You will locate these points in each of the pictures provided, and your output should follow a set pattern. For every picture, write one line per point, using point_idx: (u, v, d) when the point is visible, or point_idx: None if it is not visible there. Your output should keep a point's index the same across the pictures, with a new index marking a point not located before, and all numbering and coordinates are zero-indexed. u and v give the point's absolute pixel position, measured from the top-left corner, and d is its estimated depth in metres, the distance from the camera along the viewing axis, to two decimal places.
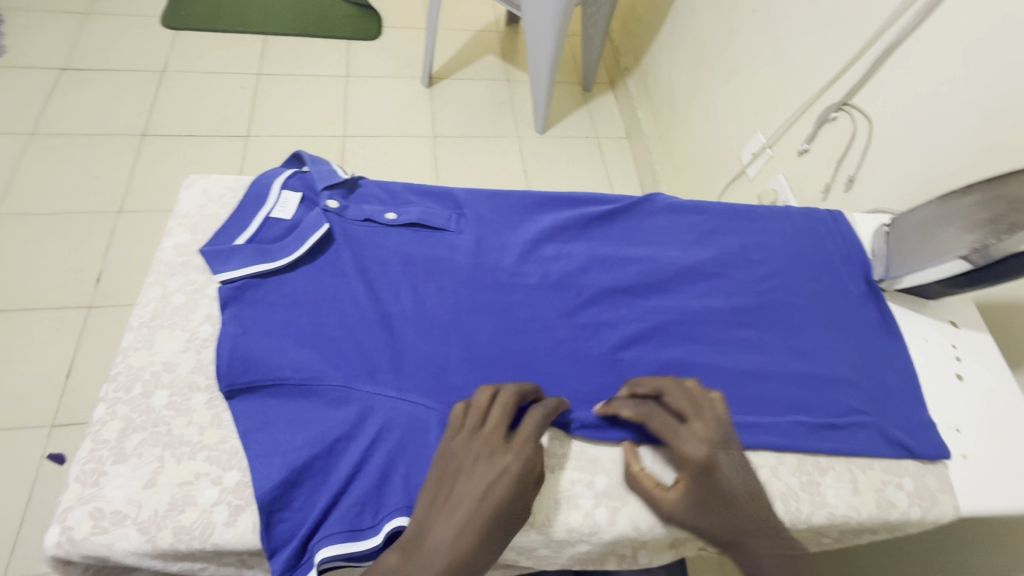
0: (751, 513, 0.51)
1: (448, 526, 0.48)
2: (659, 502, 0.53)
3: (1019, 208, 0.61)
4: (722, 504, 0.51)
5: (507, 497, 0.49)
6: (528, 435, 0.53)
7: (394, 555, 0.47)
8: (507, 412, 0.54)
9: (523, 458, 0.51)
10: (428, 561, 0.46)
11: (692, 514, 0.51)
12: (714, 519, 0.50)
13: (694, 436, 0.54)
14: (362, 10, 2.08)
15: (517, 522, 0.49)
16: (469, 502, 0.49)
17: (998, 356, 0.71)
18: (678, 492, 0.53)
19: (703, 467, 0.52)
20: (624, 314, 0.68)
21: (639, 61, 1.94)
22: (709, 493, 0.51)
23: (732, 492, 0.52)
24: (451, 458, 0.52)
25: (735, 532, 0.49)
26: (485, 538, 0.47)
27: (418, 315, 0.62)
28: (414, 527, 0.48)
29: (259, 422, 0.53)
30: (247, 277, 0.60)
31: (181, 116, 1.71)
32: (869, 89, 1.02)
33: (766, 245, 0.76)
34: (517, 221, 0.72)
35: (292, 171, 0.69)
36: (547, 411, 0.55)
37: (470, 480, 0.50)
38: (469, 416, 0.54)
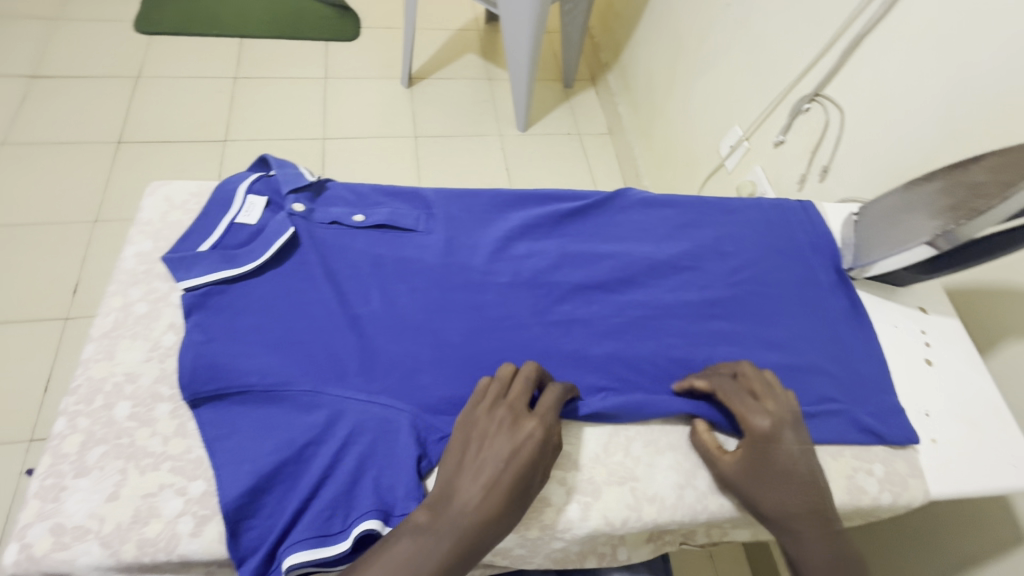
0: (804, 491, 0.53)
1: (474, 486, 0.49)
2: (715, 464, 0.57)
3: (978, 192, 0.61)
4: (778, 478, 0.54)
5: (530, 462, 0.51)
6: (550, 405, 0.55)
7: (423, 513, 0.49)
8: (528, 385, 0.57)
9: (545, 426, 0.53)
10: (455, 519, 0.48)
11: (744, 479, 0.55)
12: (765, 490, 0.54)
13: (763, 412, 0.56)
14: (339, 11, 2.06)
15: (535, 487, 0.51)
16: (494, 465, 0.50)
17: (966, 340, 0.72)
18: (735, 458, 0.56)
19: (767, 441, 0.55)
20: (597, 310, 0.68)
21: (618, 56, 1.94)
22: (766, 466, 0.54)
23: (791, 469, 0.54)
24: (475, 423, 0.54)
25: (781, 506, 0.53)
26: (509, 500, 0.49)
27: (388, 317, 0.62)
28: (440, 487, 0.50)
29: (226, 430, 0.52)
30: (211, 284, 0.59)
31: (157, 121, 1.69)
32: (840, 79, 1.02)
33: (738, 236, 0.77)
34: (487, 220, 0.72)
35: (258, 175, 0.69)
36: (565, 387, 0.58)
37: (494, 444, 0.52)
38: (499, 386, 0.56)
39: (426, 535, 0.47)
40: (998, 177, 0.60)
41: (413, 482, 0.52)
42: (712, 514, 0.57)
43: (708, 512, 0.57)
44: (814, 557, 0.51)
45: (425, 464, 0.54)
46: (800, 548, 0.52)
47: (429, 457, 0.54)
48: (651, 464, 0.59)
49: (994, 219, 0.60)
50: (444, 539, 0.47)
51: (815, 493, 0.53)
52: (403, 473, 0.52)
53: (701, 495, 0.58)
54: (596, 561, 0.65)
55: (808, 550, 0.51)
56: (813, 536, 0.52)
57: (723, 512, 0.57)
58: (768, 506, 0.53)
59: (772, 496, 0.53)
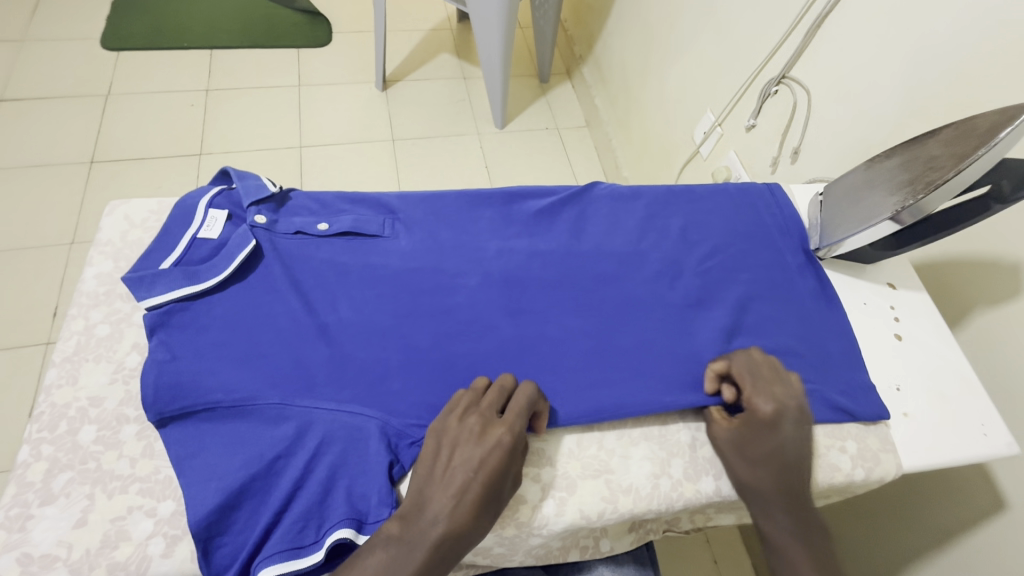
0: (785, 473, 0.56)
1: (445, 497, 0.49)
2: (713, 432, 0.60)
3: (934, 166, 0.62)
4: (762, 457, 0.56)
5: (499, 470, 0.51)
6: (518, 412, 0.55)
7: (395, 523, 0.49)
8: (501, 393, 0.57)
9: (514, 432, 0.53)
10: (426, 529, 0.48)
11: (733, 454, 0.57)
12: (746, 463, 0.57)
13: (768, 397, 0.58)
14: (310, 17, 2.04)
15: (506, 494, 0.52)
16: (463, 475, 0.50)
17: (934, 313, 0.73)
18: (731, 431, 0.58)
19: (764, 423, 0.57)
20: (568, 306, 0.67)
21: (592, 48, 1.94)
22: (754, 446, 0.56)
23: (778, 452, 0.56)
24: (446, 432, 0.53)
25: (757, 482, 0.56)
26: (479, 509, 0.49)
27: (355, 325, 0.62)
28: (412, 498, 0.50)
29: (193, 449, 0.52)
30: (173, 302, 0.59)
31: (130, 139, 1.67)
32: (805, 60, 1.02)
33: (705, 224, 0.77)
34: (454, 221, 0.72)
35: (219, 189, 0.68)
36: (537, 392, 0.58)
37: (464, 452, 0.52)
38: (472, 395, 0.56)
39: (399, 546, 0.47)
40: (953, 150, 0.61)
41: (385, 489, 0.52)
42: (688, 501, 0.57)
43: (684, 500, 0.57)
44: (778, 528, 0.54)
45: (397, 470, 0.54)
46: (767, 519, 0.55)
47: (401, 462, 0.54)
48: (625, 455, 0.59)
49: (951, 192, 0.61)
50: (416, 549, 0.47)
51: (795, 475, 0.56)
52: (374, 481, 0.52)
53: (677, 483, 0.58)
54: (578, 555, 0.65)
55: (773, 522, 0.55)
56: (782, 512, 0.55)
57: (699, 499, 0.58)
58: (745, 479, 0.57)
59: (750, 469, 0.56)
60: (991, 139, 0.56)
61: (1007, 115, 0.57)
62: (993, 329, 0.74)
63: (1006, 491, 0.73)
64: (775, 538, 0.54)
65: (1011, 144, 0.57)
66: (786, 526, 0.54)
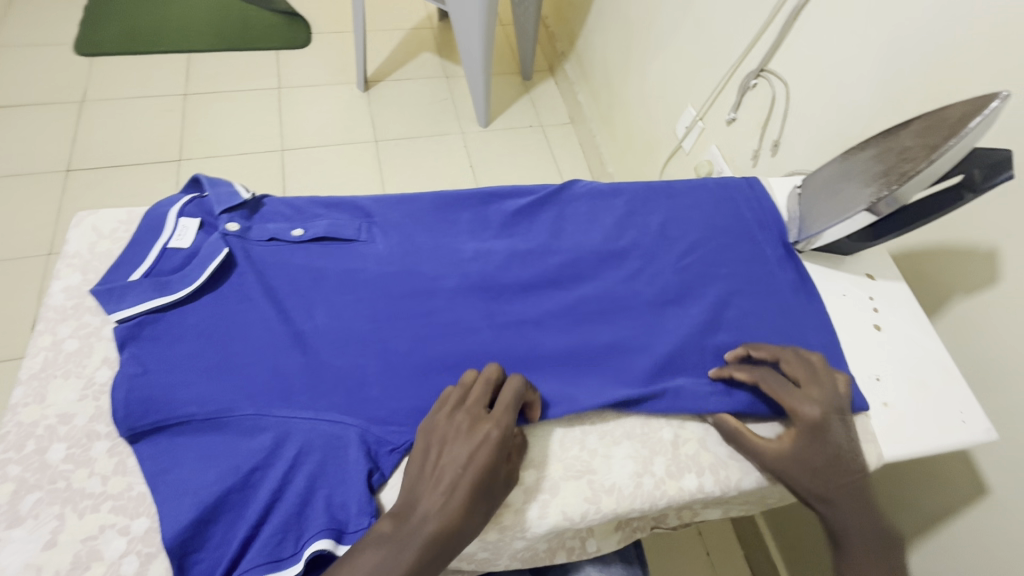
0: (846, 473, 0.57)
1: (435, 494, 0.49)
2: (761, 453, 0.57)
3: (906, 157, 0.63)
4: (823, 461, 0.57)
5: (488, 466, 0.51)
6: (506, 407, 0.55)
7: (387, 521, 0.49)
8: (488, 387, 0.57)
9: (501, 427, 0.53)
10: (418, 527, 0.48)
11: (794, 467, 0.56)
12: (809, 471, 0.56)
13: (813, 400, 0.59)
14: (288, 18, 2.01)
15: (498, 490, 0.52)
16: (454, 471, 0.50)
17: (912, 303, 0.74)
18: (786, 445, 0.58)
19: (816, 428, 0.58)
20: (548, 307, 0.67)
21: (574, 44, 1.93)
22: (814, 451, 0.57)
23: (836, 453, 0.57)
24: (436, 429, 0.54)
25: (822, 486, 0.56)
26: (469, 505, 0.49)
27: (332, 331, 0.61)
28: (404, 496, 0.50)
29: (167, 464, 0.51)
30: (144, 314, 0.57)
31: (106, 146, 1.64)
32: (782, 53, 1.03)
33: (684, 220, 0.77)
34: (432, 224, 0.71)
35: (190, 197, 0.66)
36: (524, 384, 0.58)
37: (453, 449, 0.52)
38: (460, 391, 0.56)
39: (391, 543, 0.47)
40: (925, 141, 0.61)
41: (364, 498, 0.51)
42: (671, 499, 0.57)
43: (667, 497, 0.57)
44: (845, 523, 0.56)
45: (377, 478, 0.53)
46: (836, 517, 0.56)
47: (381, 470, 0.54)
48: (608, 455, 0.59)
49: (923, 182, 0.61)
50: (407, 547, 0.47)
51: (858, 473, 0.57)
52: (353, 490, 0.51)
53: (660, 481, 0.58)
54: (565, 556, 0.65)
55: (841, 518, 0.56)
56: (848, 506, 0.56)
57: (682, 496, 0.57)
58: (814, 489, 0.56)
59: (814, 476, 0.56)
60: (960, 129, 0.57)
61: (976, 105, 0.57)
62: (971, 316, 0.75)
63: (988, 476, 0.73)
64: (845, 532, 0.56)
65: (980, 134, 0.57)
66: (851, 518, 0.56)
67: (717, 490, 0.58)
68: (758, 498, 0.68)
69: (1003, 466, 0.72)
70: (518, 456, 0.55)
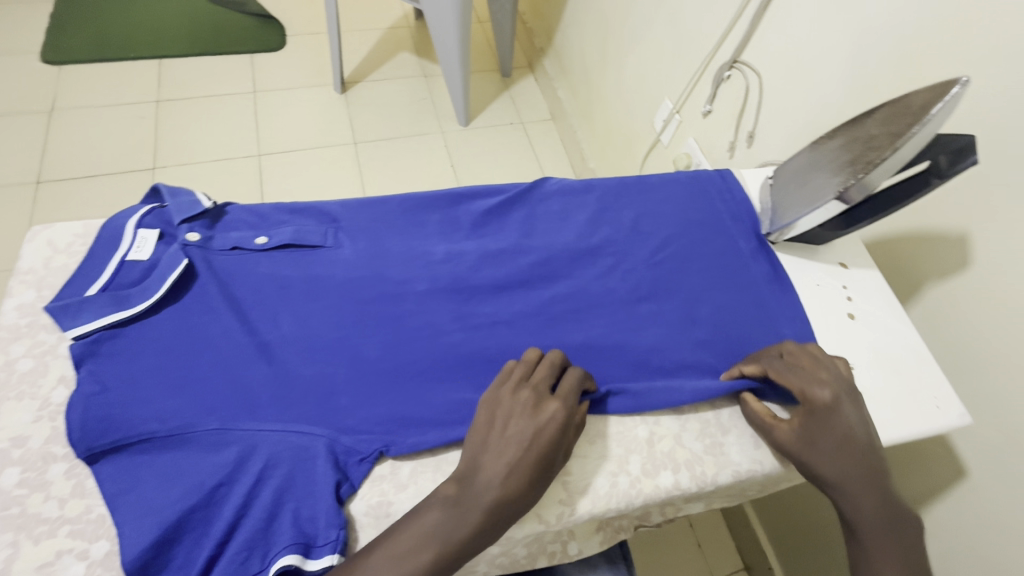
0: (861, 457, 0.55)
1: (498, 465, 0.51)
2: (772, 431, 0.58)
3: (873, 145, 0.62)
4: (835, 444, 0.55)
5: (551, 443, 0.53)
6: (570, 388, 0.56)
7: (451, 486, 0.51)
8: (551, 368, 0.58)
9: (566, 408, 0.55)
10: (480, 493, 0.49)
11: (801, 448, 0.56)
12: (819, 454, 0.56)
13: (823, 381, 0.57)
14: (261, 20, 1.98)
15: (556, 467, 0.53)
16: (516, 446, 0.52)
17: (885, 290, 0.74)
18: (793, 427, 0.57)
19: (829, 409, 0.56)
20: (521, 308, 0.66)
21: (551, 40, 1.92)
22: (824, 434, 0.56)
23: (849, 436, 0.56)
24: (499, 404, 0.55)
25: (833, 471, 0.55)
26: (531, 480, 0.51)
27: (299, 340, 0.59)
28: (467, 463, 0.52)
29: (128, 484, 0.49)
30: (101, 329, 0.55)
31: (77, 155, 1.60)
32: (754, 44, 1.02)
33: (658, 215, 0.76)
34: (400, 227, 0.70)
35: (149, 207, 0.65)
36: (583, 373, 0.59)
37: (517, 424, 0.53)
38: (524, 368, 0.58)
39: (456, 508, 0.49)
40: (890, 128, 0.61)
41: (332, 509, 0.50)
42: (647, 497, 0.57)
43: (643, 496, 0.56)
44: (857, 510, 0.54)
45: (346, 489, 0.52)
46: (847, 503, 0.55)
47: (350, 481, 0.52)
48: (584, 456, 0.58)
49: (889, 169, 0.61)
50: (470, 512, 0.49)
51: (871, 458, 0.55)
52: (321, 502, 0.50)
53: (635, 480, 0.57)
54: (546, 560, 0.64)
55: (853, 504, 0.54)
56: (863, 492, 0.54)
57: (658, 494, 0.57)
58: (824, 474, 0.55)
59: (827, 460, 0.55)
60: (924, 115, 0.57)
61: (938, 91, 0.57)
62: (944, 301, 0.75)
63: (965, 460, 0.74)
64: (857, 518, 0.54)
65: (942, 119, 0.57)
66: (865, 506, 0.54)
67: (693, 486, 0.58)
68: (739, 491, 0.68)
69: (979, 449, 0.72)
70: (575, 435, 0.56)
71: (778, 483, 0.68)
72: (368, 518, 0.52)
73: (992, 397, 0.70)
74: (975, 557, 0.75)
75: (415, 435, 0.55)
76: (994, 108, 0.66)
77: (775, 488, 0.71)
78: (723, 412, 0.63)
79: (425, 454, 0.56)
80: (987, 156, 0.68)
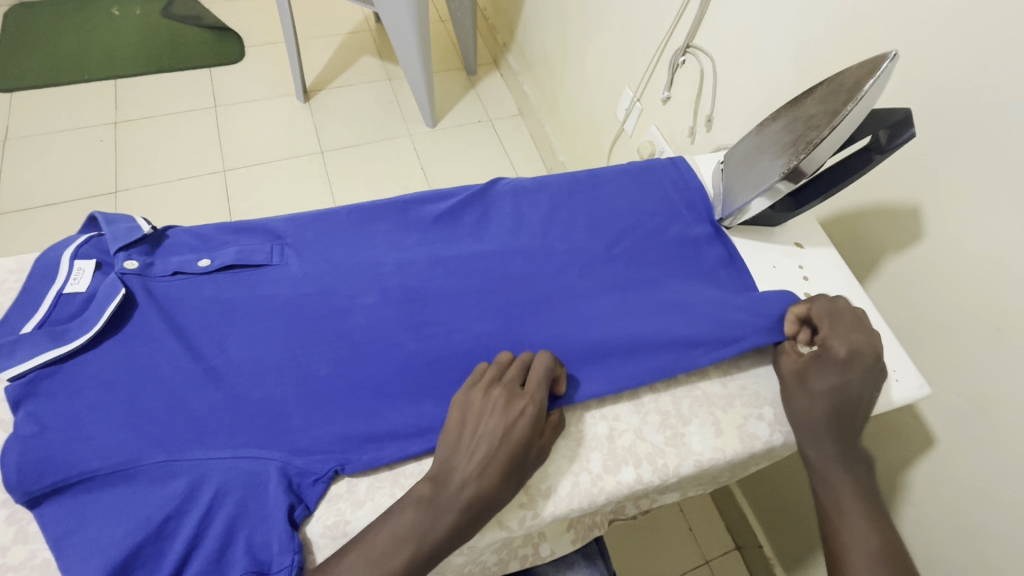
0: (842, 411, 0.57)
1: (470, 463, 0.51)
2: (780, 361, 0.64)
3: (812, 125, 0.63)
4: (824, 390, 0.58)
5: (522, 442, 0.52)
6: (537, 383, 0.56)
7: (426, 486, 0.50)
8: (521, 368, 0.58)
9: (536, 405, 0.54)
10: (455, 494, 0.49)
11: (794, 379, 0.61)
12: (807, 394, 0.59)
13: (843, 337, 0.60)
14: (218, 32, 1.94)
15: (531, 464, 0.53)
16: (487, 443, 0.51)
17: (841, 266, 0.74)
18: (796, 362, 0.62)
19: (838, 359, 0.59)
20: (475, 314, 0.65)
21: (513, 35, 1.90)
22: (820, 378, 0.59)
23: (843, 386, 0.58)
24: (472, 403, 0.55)
25: (813, 411, 0.58)
26: (504, 478, 0.51)
27: (247, 363, 0.58)
28: (441, 462, 0.52)
29: (73, 524, 0.48)
30: (37, 368, 0.53)
31: (35, 184, 1.55)
32: (705, 27, 1.01)
33: (611, 209, 0.76)
34: (349, 239, 0.69)
35: (86, 237, 0.63)
36: (552, 358, 0.59)
37: (488, 423, 0.53)
38: (496, 367, 0.57)
39: (429, 507, 0.48)
40: (826, 107, 0.62)
41: (286, 534, 0.49)
42: (609, 495, 0.56)
43: (606, 494, 0.56)
44: (824, 458, 0.56)
45: (301, 512, 0.51)
46: (815, 449, 0.57)
47: (305, 503, 0.52)
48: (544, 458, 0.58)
49: (829, 148, 0.62)
50: (445, 512, 0.48)
51: (851, 417, 0.58)
52: (274, 528, 0.49)
53: (596, 478, 0.57)
54: (519, 564, 0.64)
55: (820, 451, 0.57)
56: (833, 442, 0.56)
57: (621, 490, 0.57)
58: (800, 407, 0.59)
59: (810, 401, 0.59)
60: (857, 93, 0.58)
61: (868, 68, 0.58)
62: (903, 274, 0.75)
63: (934, 429, 0.74)
64: (822, 463, 0.56)
65: (875, 96, 0.58)
66: (833, 454, 0.56)
67: (655, 479, 0.57)
68: (710, 478, 0.68)
69: (947, 418, 0.72)
70: (552, 436, 0.56)
71: (748, 467, 0.68)
72: (324, 539, 0.51)
73: (955, 365, 0.71)
74: (951, 526, 0.75)
75: (372, 450, 0.55)
76: (932, 77, 0.66)
77: (746, 472, 0.71)
78: (683, 402, 0.63)
79: (382, 470, 0.55)
80: (929, 127, 0.68)
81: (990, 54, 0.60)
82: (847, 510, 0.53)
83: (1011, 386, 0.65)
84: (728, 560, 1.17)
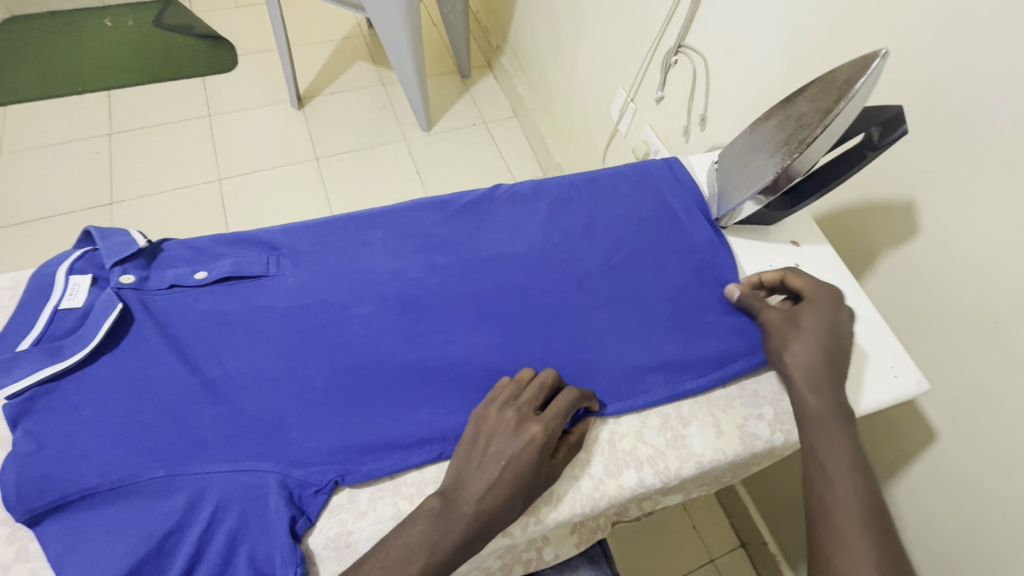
0: (832, 356, 0.60)
1: (478, 482, 0.51)
2: (761, 314, 0.66)
3: (805, 124, 0.63)
4: (815, 334, 0.61)
5: (532, 466, 0.52)
6: (557, 412, 0.55)
7: (436, 500, 0.50)
8: (541, 389, 0.57)
9: (548, 431, 0.53)
10: (464, 506, 0.49)
11: (780, 325, 0.63)
12: (808, 340, 0.61)
13: (824, 291, 0.64)
14: (211, 41, 1.94)
15: (539, 488, 0.52)
16: (498, 464, 0.51)
17: (837, 262, 0.74)
18: (774, 314, 0.64)
19: (829, 307, 0.63)
20: (473, 324, 0.65)
21: (506, 37, 1.91)
22: (808, 321, 0.62)
23: (832, 332, 0.61)
24: (486, 420, 0.55)
25: (807, 360, 0.60)
26: (511, 499, 0.50)
27: (244, 375, 0.58)
28: (453, 477, 0.52)
29: (74, 542, 0.48)
30: (36, 385, 0.53)
31: (32, 197, 1.55)
32: (696, 27, 1.01)
33: (609, 215, 0.76)
34: (344, 248, 0.69)
35: (81, 252, 0.63)
36: (582, 393, 0.58)
37: (499, 443, 0.52)
38: (514, 388, 0.57)
39: (440, 521, 0.49)
40: (818, 106, 0.62)
41: (288, 547, 0.49)
42: (612, 498, 0.56)
43: (608, 497, 0.56)
44: (819, 403, 0.58)
45: (302, 524, 0.51)
46: (813, 393, 0.58)
47: (306, 514, 0.52)
48: None
49: (822, 147, 0.62)
50: (455, 526, 0.48)
51: (835, 369, 0.59)
52: (276, 541, 0.49)
53: (598, 482, 0.57)
54: (523, 569, 0.64)
55: (820, 396, 0.58)
56: (829, 389, 0.58)
57: (622, 494, 0.57)
58: (799, 361, 0.60)
59: (809, 345, 0.60)
60: (848, 90, 0.58)
61: (860, 65, 0.58)
62: (899, 268, 0.75)
63: (936, 423, 0.74)
64: (821, 413, 0.57)
65: (867, 93, 0.58)
66: (829, 400, 0.58)
67: (656, 482, 0.57)
68: (713, 479, 0.68)
69: (947, 411, 0.72)
70: (558, 461, 0.55)
71: (750, 467, 0.68)
72: (327, 550, 0.51)
73: (953, 360, 0.71)
74: (954, 519, 0.75)
75: (372, 460, 0.55)
76: (923, 74, 0.66)
77: (749, 472, 0.71)
78: (683, 404, 0.63)
79: (383, 479, 0.55)
80: (920, 125, 0.68)
81: (977, 50, 0.61)
82: (839, 453, 0.54)
83: (1008, 379, 0.65)
84: (734, 557, 1.17)
